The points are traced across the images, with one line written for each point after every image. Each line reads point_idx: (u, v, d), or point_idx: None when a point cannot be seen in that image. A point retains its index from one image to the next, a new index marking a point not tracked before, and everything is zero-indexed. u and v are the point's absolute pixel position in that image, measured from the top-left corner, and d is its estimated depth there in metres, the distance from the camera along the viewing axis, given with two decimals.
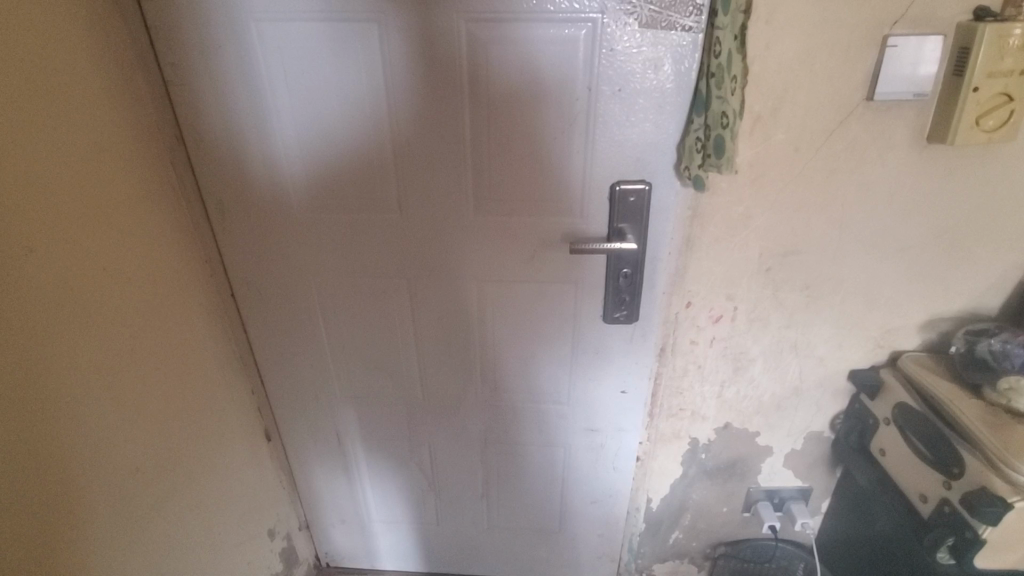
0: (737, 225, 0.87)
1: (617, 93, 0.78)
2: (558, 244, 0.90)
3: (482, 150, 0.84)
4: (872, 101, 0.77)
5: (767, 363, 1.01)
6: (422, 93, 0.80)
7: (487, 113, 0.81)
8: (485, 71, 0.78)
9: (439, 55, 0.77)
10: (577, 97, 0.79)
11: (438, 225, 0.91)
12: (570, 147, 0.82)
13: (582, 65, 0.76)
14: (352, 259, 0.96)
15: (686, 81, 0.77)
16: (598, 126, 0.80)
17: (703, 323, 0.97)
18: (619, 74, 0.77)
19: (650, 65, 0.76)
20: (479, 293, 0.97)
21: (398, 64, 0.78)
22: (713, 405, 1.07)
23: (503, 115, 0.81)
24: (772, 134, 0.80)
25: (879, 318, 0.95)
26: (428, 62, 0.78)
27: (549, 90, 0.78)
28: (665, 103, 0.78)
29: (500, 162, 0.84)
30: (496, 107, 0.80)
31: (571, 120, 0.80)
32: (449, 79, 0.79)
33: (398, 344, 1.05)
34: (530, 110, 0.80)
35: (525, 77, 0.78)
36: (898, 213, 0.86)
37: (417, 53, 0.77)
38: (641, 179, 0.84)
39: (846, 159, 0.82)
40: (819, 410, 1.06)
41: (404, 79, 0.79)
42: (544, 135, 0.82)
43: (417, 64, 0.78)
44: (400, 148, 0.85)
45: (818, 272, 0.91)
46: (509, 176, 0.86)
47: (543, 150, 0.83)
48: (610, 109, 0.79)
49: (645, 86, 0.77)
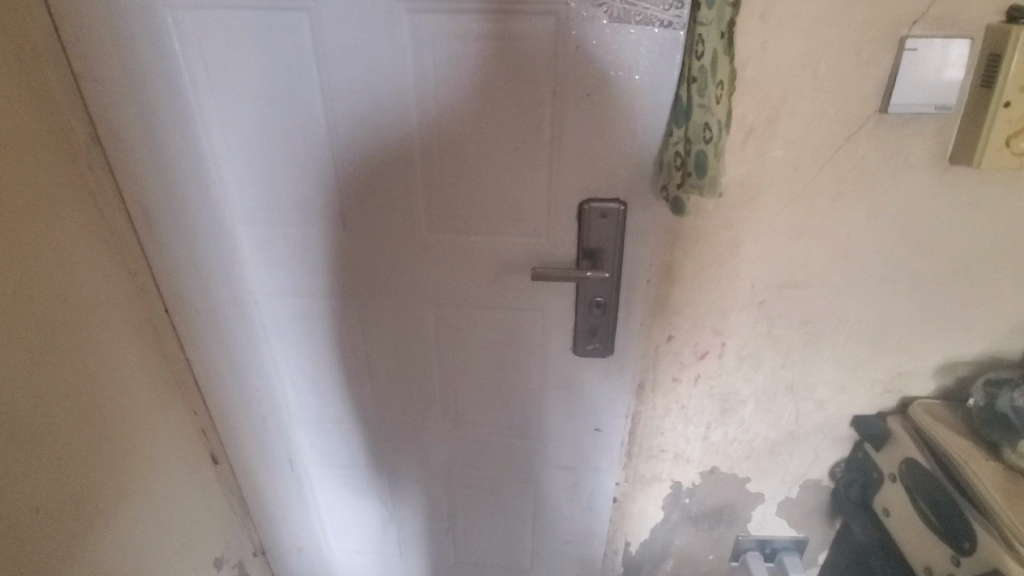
0: (726, 252, 0.76)
1: (584, 98, 0.67)
2: (521, 266, 0.80)
3: (435, 159, 0.74)
4: (886, 115, 0.65)
5: (759, 405, 0.90)
6: (362, 94, 0.70)
7: (438, 118, 0.71)
8: (434, 70, 0.68)
9: (381, 51, 0.67)
10: (540, 102, 0.68)
11: (388, 241, 0.81)
12: (534, 159, 0.72)
13: (545, 65, 0.66)
14: (296, 274, 0.86)
15: (666, 86, 0.65)
16: (564, 135, 0.70)
17: (687, 359, 0.86)
18: (587, 76, 0.66)
19: (623, 67, 0.65)
20: (436, 317, 0.87)
21: (334, 61, 0.68)
22: (697, 447, 0.95)
23: (456, 122, 0.71)
24: (767, 150, 0.68)
25: (887, 359, 0.84)
26: (367, 59, 0.68)
27: (508, 94, 0.68)
28: (641, 111, 0.67)
29: (456, 175, 0.74)
30: (448, 113, 0.70)
31: (535, 128, 0.70)
32: (392, 79, 0.69)
33: (351, 368, 0.96)
34: (487, 116, 0.70)
35: (479, 79, 0.67)
36: (914, 244, 0.74)
37: (355, 48, 0.67)
38: (616, 198, 0.73)
39: (854, 181, 0.70)
40: (817, 458, 0.95)
41: (341, 78, 0.69)
42: (503, 144, 0.71)
43: (357, 62, 0.68)
44: (343, 155, 0.75)
45: (818, 307, 0.80)
46: (465, 191, 0.75)
47: (504, 163, 0.73)
48: (577, 117, 0.68)
49: (617, 90, 0.66)
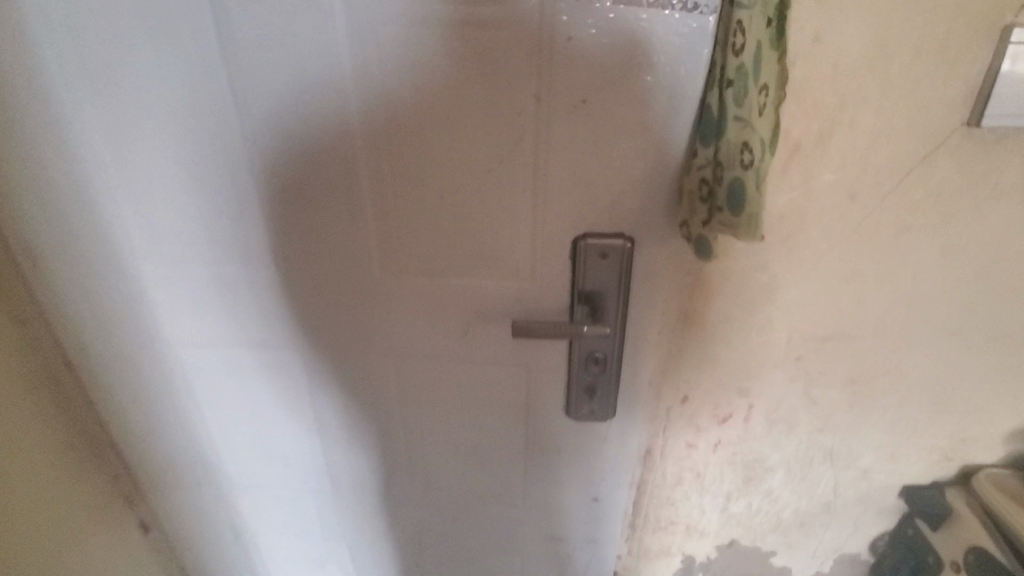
0: (757, 299, 0.61)
1: (576, 107, 0.51)
2: (500, 315, 0.64)
3: (387, 182, 0.58)
4: (976, 128, 0.50)
5: (790, 473, 0.74)
6: (287, 100, 0.54)
7: (388, 132, 0.55)
8: (378, 70, 0.51)
9: (312, 46, 0.51)
10: (517, 112, 0.52)
11: (334, 282, 0.65)
12: (512, 183, 0.56)
13: (523, 64, 0.50)
14: (225, 320, 0.70)
15: (686, 90, 0.49)
16: (551, 153, 0.54)
17: (704, 423, 0.71)
18: (580, 77, 0.50)
19: (628, 66, 0.49)
20: (398, 372, 0.71)
21: (250, 58, 0.52)
22: (714, 519, 0.80)
23: (411, 137, 0.55)
24: (816, 174, 0.53)
25: (949, 423, 0.69)
26: (292, 55, 0.51)
27: (475, 100, 0.52)
28: (652, 123, 0.51)
29: (416, 201, 0.58)
30: (399, 125, 0.54)
31: (513, 144, 0.53)
32: (326, 81, 0.52)
33: (300, 427, 0.80)
34: (451, 130, 0.54)
35: (438, 83, 0.51)
36: (995, 289, 0.59)
37: (276, 41, 0.51)
38: (619, 232, 0.57)
39: (927, 212, 0.54)
40: (856, 530, 0.80)
41: (259, 79, 0.53)
42: (472, 166, 0.55)
43: (279, 59, 0.52)
44: (269, 178, 0.59)
45: (869, 365, 0.64)
46: (427, 222, 0.59)
47: (475, 187, 0.56)
48: (567, 131, 0.52)
49: (621, 97, 0.50)
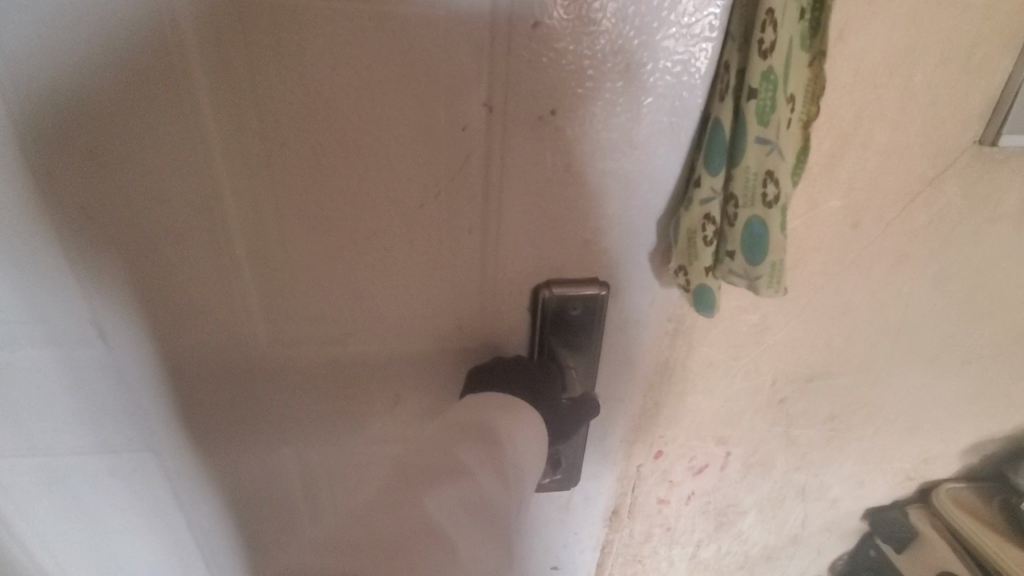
0: (745, 342, 0.51)
1: (540, 122, 0.37)
2: (439, 383, 0.49)
3: (270, 222, 0.40)
4: (986, 148, 0.44)
5: (762, 513, 0.68)
6: (101, 106, 0.35)
7: (269, 154, 0.38)
8: (246, 62, 0.34)
9: (137, 25, 0.33)
10: (460, 127, 0.37)
11: (200, 358, 0.46)
12: (452, 219, 0.41)
13: (465, 62, 0.35)
14: (34, 418, 0.48)
15: (683, 102, 0.38)
16: (506, 183, 0.40)
17: (678, 477, 0.61)
18: (545, 82, 0.36)
19: (610, 69, 0.36)
20: (302, 458, 0.54)
21: (26, 40, 0.33)
22: (682, 567, 0.72)
23: (306, 160, 0.38)
24: (821, 201, 0.44)
25: (916, 446, 0.66)
26: (100, 38, 0.33)
27: (398, 107, 0.36)
28: (638, 143, 0.39)
29: (314, 246, 0.41)
30: (286, 144, 0.37)
31: (453, 168, 0.39)
32: (163, 80, 0.35)
33: (166, 538, 0.59)
34: (365, 151, 0.38)
35: (342, 84, 0.35)
36: (978, 315, 0.55)
37: (68, 14, 0.32)
38: (593, 278, 0.45)
39: (926, 240, 0.48)
40: (820, 556, 0.76)
41: (48, 74, 0.34)
42: (397, 200, 0.40)
43: (78, 44, 0.33)
44: (82, 221, 0.39)
45: (849, 399, 0.59)
46: (336, 275, 0.43)
47: (400, 226, 0.41)
48: (529, 154, 0.38)
49: (601, 108, 0.37)
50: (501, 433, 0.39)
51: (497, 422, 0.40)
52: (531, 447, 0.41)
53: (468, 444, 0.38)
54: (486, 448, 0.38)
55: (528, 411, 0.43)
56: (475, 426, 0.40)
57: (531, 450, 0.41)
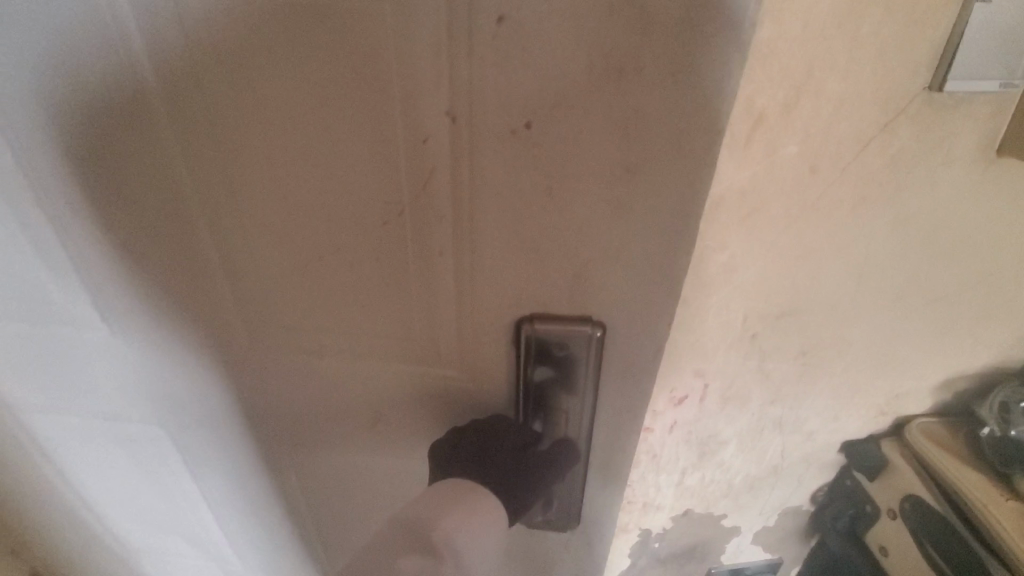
0: (715, 279, 0.56)
1: (510, 137, 0.36)
2: (423, 377, 0.51)
3: (263, 219, 0.43)
4: (936, 94, 0.47)
5: (742, 444, 0.74)
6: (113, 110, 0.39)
7: (253, 154, 0.40)
8: (226, 75, 0.36)
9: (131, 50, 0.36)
10: (424, 137, 0.37)
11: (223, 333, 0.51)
12: (425, 229, 0.41)
13: (424, 71, 0.34)
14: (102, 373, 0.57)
15: (668, 118, 0.34)
16: (477, 196, 0.39)
17: (661, 408, 0.67)
18: (510, 94, 0.34)
19: (592, 72, 0.33)
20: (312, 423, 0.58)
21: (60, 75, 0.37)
22: (670, 493, 0.79)
23: (286, 164, 0.40)
24: (779, 146, 0.48)
25: (887, 382, 0.71)
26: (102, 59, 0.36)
27: (365, 121, 0.37)
28: (616, 160, 0.36)
29: (304, 244, 0.44)
30: (272, 152, 0.39)
31: (422, 179, 0.39)
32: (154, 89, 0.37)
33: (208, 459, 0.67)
34: (340, 164, 0.39)
35: (310, 94, 0.36)
36: (939, 255, 0.58)
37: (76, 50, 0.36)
38: (586, 317, 0.45)
39: (883, 183, 0.52)
40: (800, 486, 0.82)
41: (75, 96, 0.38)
42: (363, 212, 0.41)
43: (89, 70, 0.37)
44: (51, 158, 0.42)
45: (819, 335, 0.64)
46: (324, 271, 0.45)
47: (378, 231, 0.42)
48: (497, 168, 0.37)
49: (578, 124, 0.35)
50: (435, 535, 0.42)
51: (442, 519, 0.43)
52: (476, 535, 0.43)
53: (411, 551, 0.42)
54: (424, 555, 0.41)
55: (480, 492, 0.45)
56: (417, 526, 0.43)
57: (481, 537, 0.43)
